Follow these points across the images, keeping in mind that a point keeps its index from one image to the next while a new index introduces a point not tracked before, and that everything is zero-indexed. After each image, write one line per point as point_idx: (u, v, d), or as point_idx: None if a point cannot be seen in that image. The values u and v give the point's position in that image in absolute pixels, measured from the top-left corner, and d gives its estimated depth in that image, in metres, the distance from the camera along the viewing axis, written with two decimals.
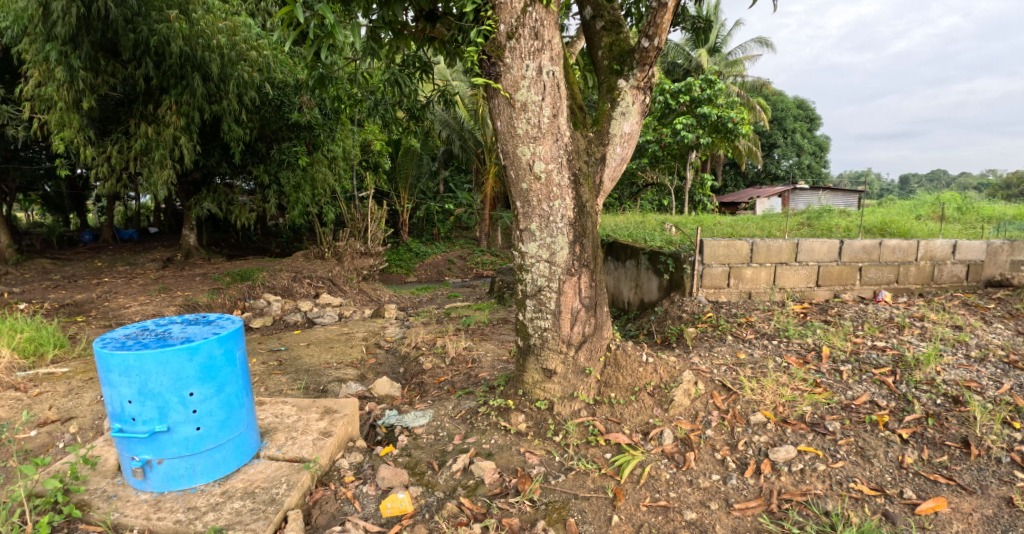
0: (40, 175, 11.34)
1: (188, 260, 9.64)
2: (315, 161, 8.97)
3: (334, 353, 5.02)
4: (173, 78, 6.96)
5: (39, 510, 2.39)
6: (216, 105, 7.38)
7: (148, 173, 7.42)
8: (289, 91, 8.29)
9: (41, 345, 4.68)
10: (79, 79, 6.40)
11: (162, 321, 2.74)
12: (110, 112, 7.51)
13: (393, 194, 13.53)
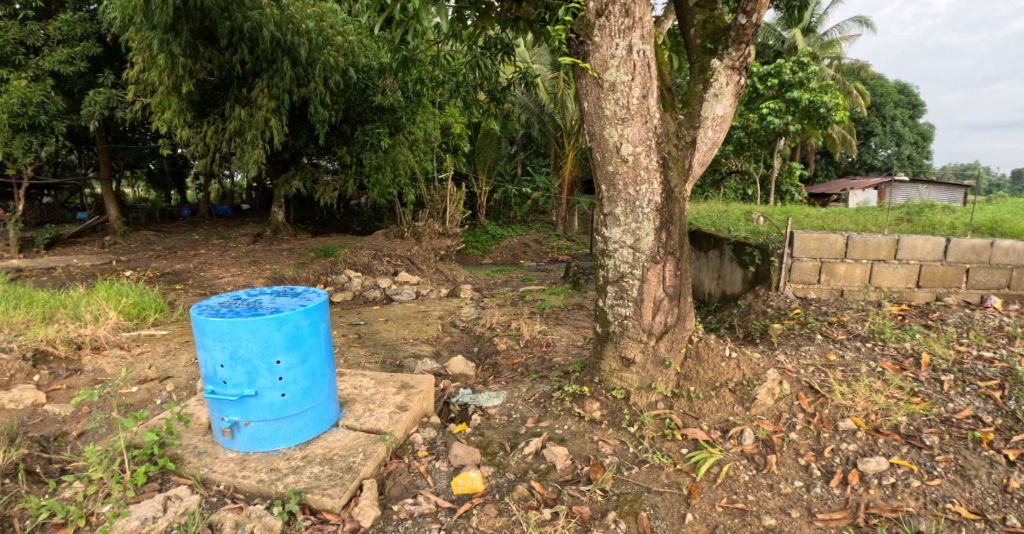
0: (145, 154, 12.39)
1: (276, 235, 10.19)
2: (397, 144, 9.15)
3: (411, 329, 5.15)
4: (264, 62, 7.27)
5: (137, 460, 2.62)
6: (304, 88, 7.67)
7: (240, 153, 7.87)
8: (373, 74, 8.56)
9: (143, 309, 5.12)
10: (180, 65, 6.81)
11: (253, 291, 2.88)
12: (208, 95, 8.00)
13: (471, 177, 13.76)
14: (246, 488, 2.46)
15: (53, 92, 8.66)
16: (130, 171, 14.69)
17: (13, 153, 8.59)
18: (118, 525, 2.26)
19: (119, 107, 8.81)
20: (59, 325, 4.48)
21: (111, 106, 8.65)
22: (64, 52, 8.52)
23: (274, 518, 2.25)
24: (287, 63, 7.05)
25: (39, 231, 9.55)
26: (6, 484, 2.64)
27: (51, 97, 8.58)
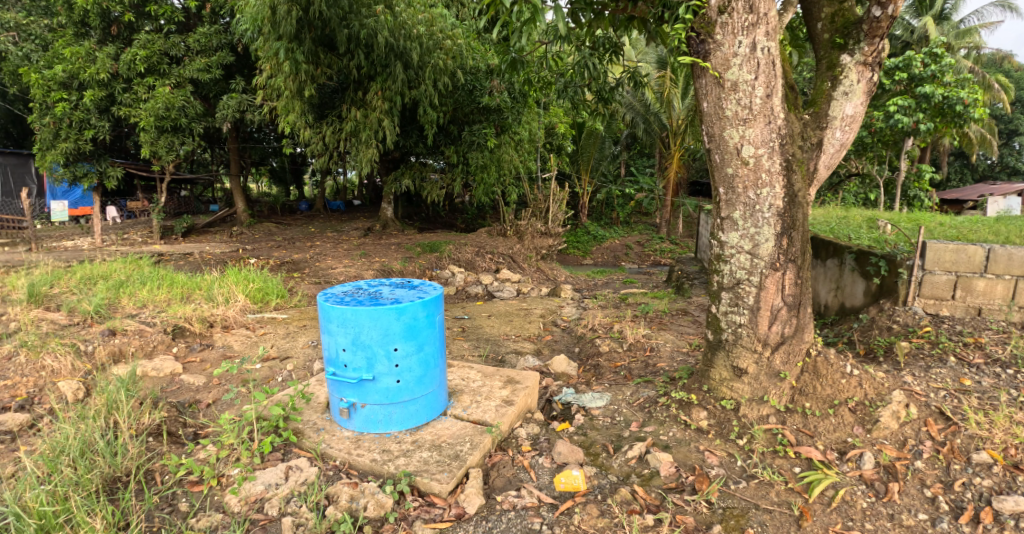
0: (269, 153, 13.58)
1: (384, 230, 10.78)
2: (502, 144, 9.34)
3: (513, 326, 5.28)
4: (379, 66, 7.72)
5: (264, 430, 2.90)
6: (415, 90, 8.08)
7: (355, 151, 8.42)
8: (480, 76, 8.83)
9: (266, 294, 5.66)
10: (303, 71, 7.36)
11: (372, 282, 3.08)
12: (328, 98, 8.64)
13: (575, 177, 13.91)
14: (360, 466, 2.65)
15: (192, 97, 9.70)
16: (255, 169, 16.15)
17: (159, 151, 9.64)
18: (245, 488, 2.55)
19: (248, 110, 9.72)
20: (195, 305, 5.07)
21: (242, 110, 9.59)
22: (202, 62, 9.53)
23: (386, 496, 2.42)
24: (400, 67, 7.44)
25: (178, 221, 10.75)
26: (150, 443, 3.03)
27: (190, 101, 9.63)
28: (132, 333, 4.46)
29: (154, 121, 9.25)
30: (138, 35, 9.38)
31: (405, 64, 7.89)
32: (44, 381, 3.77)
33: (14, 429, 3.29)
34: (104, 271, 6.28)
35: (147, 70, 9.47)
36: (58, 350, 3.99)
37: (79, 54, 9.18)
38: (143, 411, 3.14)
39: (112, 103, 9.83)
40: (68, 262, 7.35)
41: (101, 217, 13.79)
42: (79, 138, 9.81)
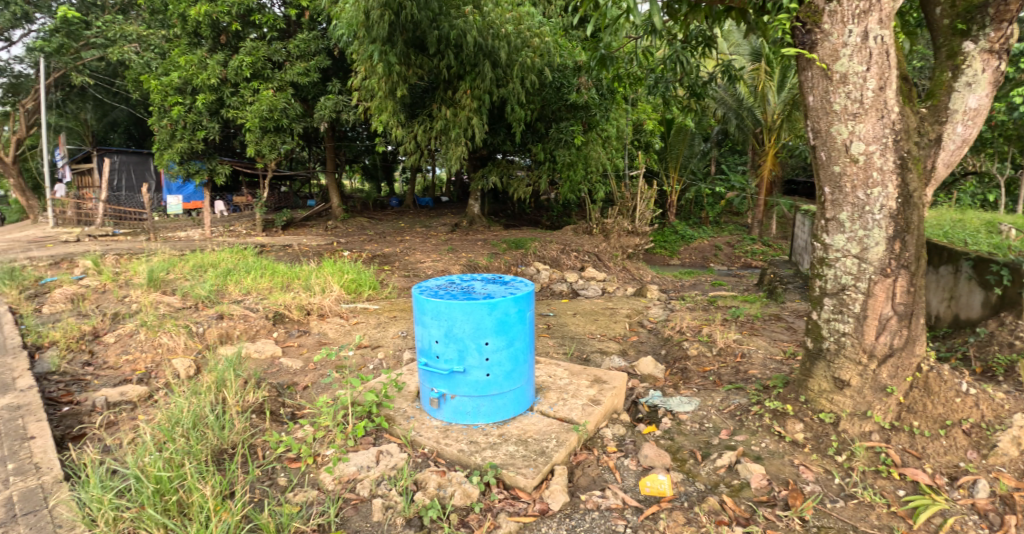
0: (362, 151, 14.31)
1: (471, 226, 11.04)
2: (591, 141, 9.33)
3: (599, 325, 5.38)
4: (468, 65, 7.91)
5: (358, 415, 3.15)
6: (503, 88, 8.25)
7: (445, 149, 8.68)
8: (568, 72, 9.02)
9: (359, 286, 5.95)
10: (395, 73, 7.67)
11: (465, 276, 3.21)
12: (418, 97, 9.12)
13: (662, 174, 13.75)
14: (448, 455, 2.82)
15: (292, 100, 10.38)
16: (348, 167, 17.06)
17: (263, 150, 10.34)
18: (339, 468, 2.78)
19: (343, 110, 10.33)
20: (294, 293, 5.41)
21: (339, 110, 10.24)
22: (301, 66, 10.18)
23: (472, 486, 2.57)
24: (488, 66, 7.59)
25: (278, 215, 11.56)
26: (253, 419, 3.29)
27: (291, 103, 10.32)
28: (237, 317, 4.84)
29: (258, 122, 9.98)
30: (245, 42, 10.09)
31: (494, 63, 8.03)
32: (160, 355, 4.23)
33: (133, 399, 3.75)
34: (214, 260, 6.84)
35: (252, 75, 10.23)
36: (173, 330, 4.44)
37: (193, 62, 10.01)
38: (248, 390, 3.43)
39: (221, 106, 10.70)
40: (182, 252, 8.04)
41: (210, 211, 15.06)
42: (191, 139, 10.81)
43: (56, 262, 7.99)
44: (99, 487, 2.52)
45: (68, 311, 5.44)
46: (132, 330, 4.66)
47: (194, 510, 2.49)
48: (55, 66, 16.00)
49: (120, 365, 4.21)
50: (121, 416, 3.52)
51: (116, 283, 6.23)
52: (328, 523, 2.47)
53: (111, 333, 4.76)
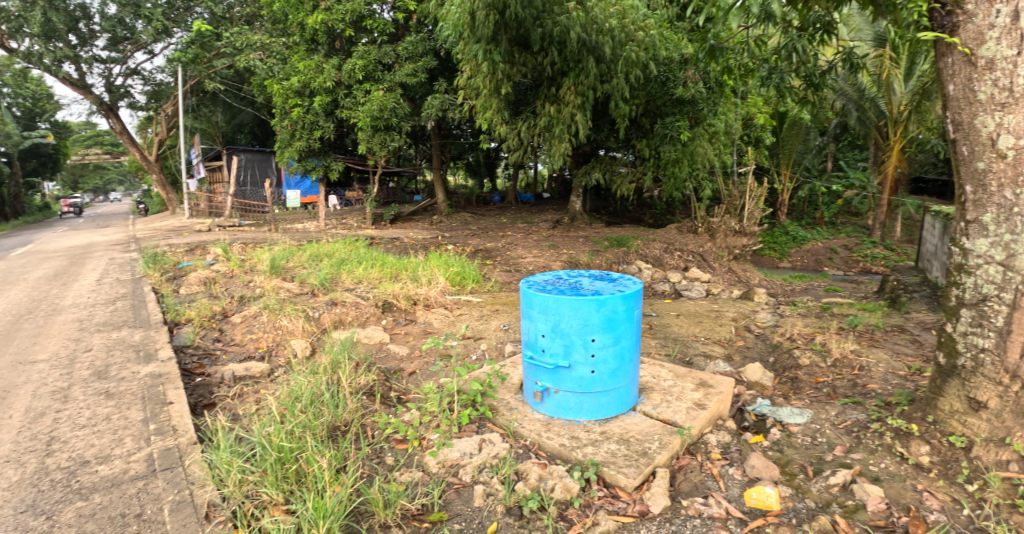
0: (466, 148, 14.76)
1: (573, 223, 11.12)
2: (697, 136, 9.58)
3: (703, 328, 5.30)
4: (572, 61, 8.01)
5: (463, 403, 3.37)
6: (607, 84, 8.29)
7: (547, 146, 8.78)
8: (674, 66, 8.83)
9: (463, 278, 6.19)
10: (499, 71, 7.82)
11: (571, 274, 3.41)
12: (522, 95, 9.32)
13: (773, 171, 13.09)
14: (549, 448, 2.93)
15: (401, 99, 10.92)
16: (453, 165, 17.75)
17: (373, 148, 10.96)
18: (443, 452, 2.96)
19: (448, 109, 10.74)
20: (402, 284, 5.74)
21: (445, 109, 10.69)
22: (410, 67, 10.70)
23: (573, 481, 2.65)
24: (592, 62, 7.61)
25: (387, 209, 12.39)
26: (364, 401, 3.53)
27: (400, 103, 10.84)
28: (348, 304, 5.22)
29: (369, 121, 10.57)
30: (357, 47, 10.82)
31: (598, 59, 8.01)
32: (280, 336, 4.61)
33: (256, 374, 4.12)
34: (329, 251, 7.40)
35: (364, 77, 10.87)
36: (293, 313, 4.85)
37: (310, 66, 10.89)
38: (360, 373, 3.69)
39: (336, 107, 11.48)
40: (300, 242, 8.73)
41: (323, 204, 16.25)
42: (309, 138, 11.69)
43: (191, 250, 8.94)
44: (227, 451, 2.84)
45: (201, 293, 6.13)
46: (255, 313, 5.14)
47: (309, 479, 2.72)
48: (194, 74, 17.91)
49: (245, 343, 4.64)
50: (247, 389, 3.88)
51: (241, 269, 6.91)
52: (432, 503, 2.64)
53: (237, 314, 5.29)
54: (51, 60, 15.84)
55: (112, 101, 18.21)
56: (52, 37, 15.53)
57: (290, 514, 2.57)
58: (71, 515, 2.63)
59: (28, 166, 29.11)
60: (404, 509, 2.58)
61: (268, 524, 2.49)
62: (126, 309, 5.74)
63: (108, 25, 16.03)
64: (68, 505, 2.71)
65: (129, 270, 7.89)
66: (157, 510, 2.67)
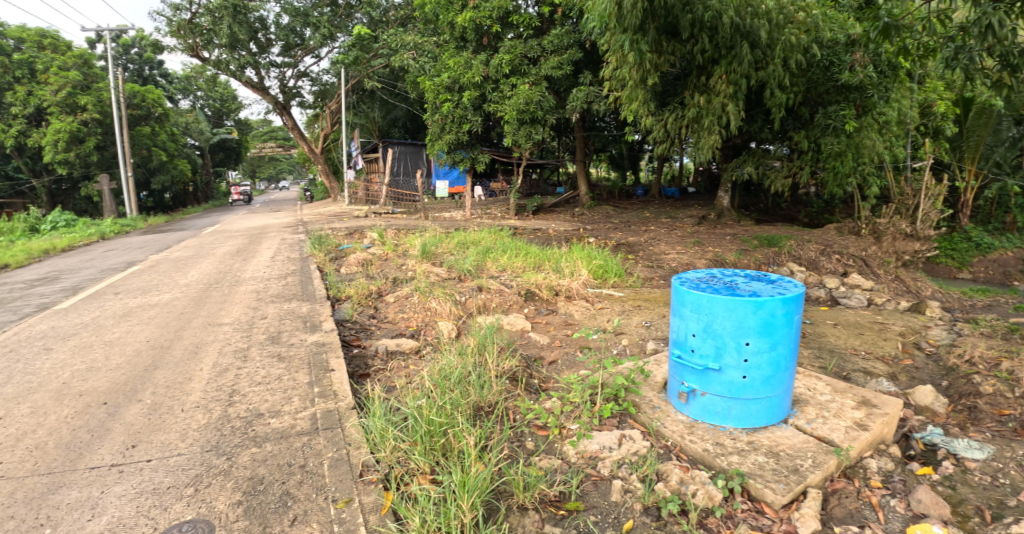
0: (609, 141, 15.18)
1: (720, 219, 11.36)
2: (864, 127, 8.74)
3: (864, 341, 4.78)
4: (724, 49, 7.72)
5: (606, 397, 3.36)
6: (762, 71, 8.02)
7: (697, 138, 8.76)
8: (839, 49, 8.41)
9: (605, 272, 6.29)
10: (646, 60, 7.68)
11: (726, 273, 3.30)
12: (669, 86, 9.42)
13: (954, 166, 11.37)
14: (691, 452, 2.86)
15: (547, 92, 11.07)
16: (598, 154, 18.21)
17: (519, 140, 11.43)
18: (582, 444, 2.97)
19: (593, 101, 10.70)
20: (545, 274, 5.99)
21: (590, 101, 10.67)
22: (556, 60, 10.83)
23: (716, 489, 2.57)
24: (746, 47, 7.29)
25: (530, 201, 13.23)
26: (509, 386, 3.68)
27: (546, 96, 10.97)
28: (493, 291, 5.48)
29: (515, 114, 10.93)
30: (505, 43, 11.25)
31: (753, 44, 7.71)
32: (428, 317, 4.95)
33: (406, 350, 4.45)
34: (475, 239, 7.82)
35: (511, 71, 11.29)
36: (441, 297, 5.18)
37: (460, 63, 11.73)
38: (503, 358, 3.86)
39: (483, 101, 12.17)
40: (446, 230, 9.29)
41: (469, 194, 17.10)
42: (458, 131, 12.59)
43: (350, 233, 9.91)
44: (382, 419, 3.10)
45: (360, 272, 6.76)
46: (407, 293, 5.57)
47: (454, 455, 2.87)
48: (353, 74, 19.74)
49: (396, 321, 5.04)
50: (398, 363, 4.21)
51: (395, 252, 7.52)
52: (570, 492, 2.68)
53: (391, 293, 5.75)
54: (235, 67, 18.23)
55: (285, 100, 20.63)
56: (236, 47, 17.86)
57: (435, 484, 2.73)
58: (248, 459, 3.04)
59: (216, 158, 34.09)
60: (542, 494, 2.64)
61: (416, 491, 2.65)
62: (295, 283, 6.51)
63: (282, 34, 18.18)
64: (244, 449, 3.13)
65: (297, 249, 8.93)
66: (318, 464, 2.98)
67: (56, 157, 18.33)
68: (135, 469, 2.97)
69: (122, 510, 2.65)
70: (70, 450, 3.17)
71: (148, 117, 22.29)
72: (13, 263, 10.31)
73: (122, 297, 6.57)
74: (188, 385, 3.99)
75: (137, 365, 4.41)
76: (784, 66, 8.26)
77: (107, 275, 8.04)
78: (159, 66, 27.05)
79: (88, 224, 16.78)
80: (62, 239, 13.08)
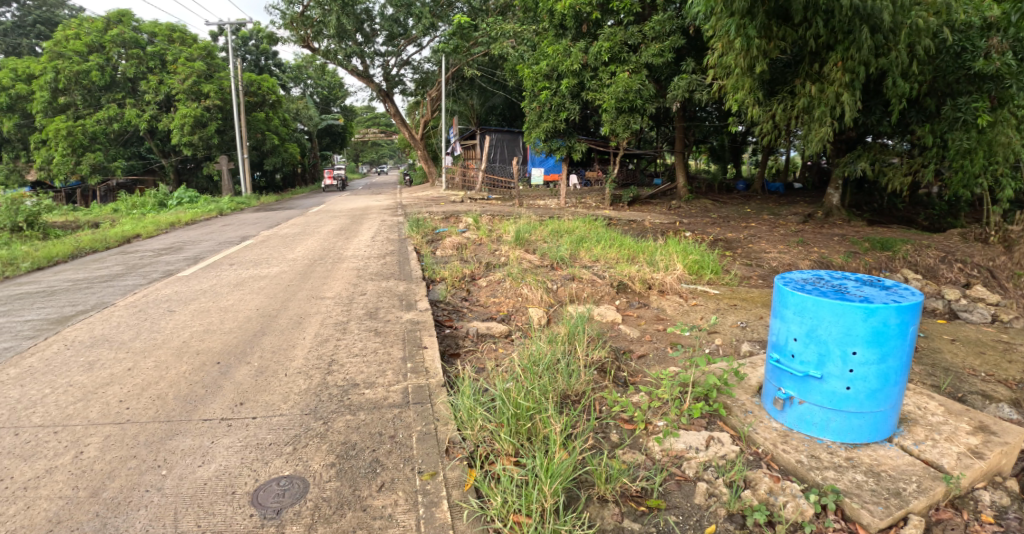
0: (710, 131, 14.71)
1: (827, 218, 10.67)
2: (1000, 121, 7.84)
3: (985, 361, 4.30)
4: (840, 34, 7.14)
5: (697, 396, 3.27)
6: (883, 58, 7.36)
7: (806, 130, 8.21)
8: (974, 32, 7.78)
9: (702, 268, 6.11)
10: (754, 47, 7.27)
11: (835, 275, 3.11)
12: (779, 73, 8.90)
13: None
14: (783, 462, 2.74)
15: (647, 81, 10.85)
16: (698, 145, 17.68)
17: (617, 129, 11.28)
18: (668, 441, 2.91)
19: (696, 90, 10.42)
20: (638, 267, 5.93)
21: (692, 90, 10.38)
22: (657, 47, 10.54)
23: (808, 504, 2.44)
24: (866, 31, 6.71)
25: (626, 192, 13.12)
26: (598, 377, 3.67)
27: (646, 84, 10.78)
28: (585, 281, 5.52)
29: (614, 103, 10.84)
30: (605, 29, 11.11)
31: (874, 28, 7.09)
32: (519, 303, 5.04)
33: (496, 334, 4.55)
34: (569, 228, 7.86)
35: (610, 59, 11.16)
36: (533, 284, 5.26)
37: (559, 51, 11.71)
38: (592, 348, 3.85)
39: (582, 89, 12.09)
40: (540, 218, 9.38)
41: (565, 182, 17.15)
42: (555, 119, 12.58)
43: (447, 217, 10.28)
44: (470, 399, 3.19)
45: (455, 256, 6.99)
46: (500, 279, 5.68)
47: (539, 439, 2.88)
48: (454, 62, 20.36)
49: (488, 305, 5.18)
50: (488, 345, 4.33)
51: (488, 238, 7.68)
52: (652, 489, 2.63)
53: (483, 278, 5.89)
54: (343, 56, 19.30)
55: (388, 88, 21.57)
56: (344, 37, 18.84)
57: (519, 466, 2.76)
58: (342, 425, 3.23)
59: (322, 141, 36.50)
60: (624, 487, 2.61)
61: (500, 471, 2.69)
62: (393, 263, 6.84)
63: (387, 24, 19.04)
64: (339, 416, 3.34)
65: (395, 231, 9.37)
66: (407, 436, 3.11)
67: (183, 139, 20.27)
68: (241, 424, 3.25)
69: (228, 459, 2.90)
70: (187, 402, 3.52)
71: (263, 103, 24.16)
72: (144, 234, 11.58)
73: (236, 267, 7.21)
74: (291, 351, 4.33)
75: (247, 330, 4.84)
76: (910, 52, 7.53)
77: (224, 248, 8.84)
78: (274, 57, 29.18)
79: (209, 201, 18.50)
80: (186, 214, 14.50)
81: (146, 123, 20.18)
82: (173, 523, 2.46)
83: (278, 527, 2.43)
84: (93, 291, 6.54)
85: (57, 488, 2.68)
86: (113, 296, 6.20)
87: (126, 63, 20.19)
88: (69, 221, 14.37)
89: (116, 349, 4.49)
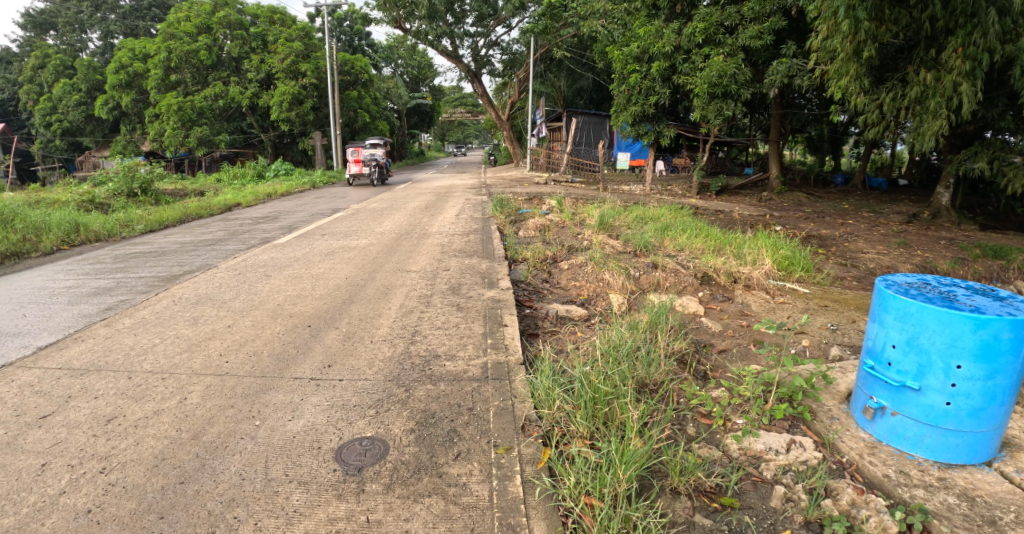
0: (809, 119, 13.87)
1: (934, 219, 9.80)
2: None
3: None
4: (963, 17, 6.48)
5: (780, 397, 3.13)
6: (1011, 44, 6.62)
7: (917, 122, 7.51)
8: None
9: (791, 265, 5.78)
10: (863, 30, 6.74)
11: (942, 281, 2.88)
12: (889, 59, 8.19)
13: None
14: (869, 475, 2.58)
15: (743, 65, 10.37)
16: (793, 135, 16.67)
17: (708, 115, 10.86)
18: (747, 440, 2.81)
19: (796, 75, 9.83)
20: (725, 259, 5.75)
21: (791, 75, 9.83)
22: (756, 29, 10.03)
23: (892, 521, 2.29)
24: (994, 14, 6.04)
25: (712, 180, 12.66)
26: (677, 367, 3.60)
27: (741, 68, 10.32)
28: (668, 270, 5.42)
29: (707, 88, 10.45)
30: (701, 9, 10.70)
31: (1002, 11, 6.38)
32: (600, 288, 5.02)
33: (576, 317, 4.56)
34: (655, 215, 7.71)
35: (705, 41, 10.73)
36: (615, 269, 5.22)
37: (651, 32, 11.40)
38: (674, 338, 3.79)
39: (673, 72, 11.70)
40: (624, 203, 9.26)
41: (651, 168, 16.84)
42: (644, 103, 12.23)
43: (530, 198, 10.36)
44: (549, 379, 3.21)
45: (537, 237, 7.04)
46: (582, 263, 5.67)
47: (615, 425, 2.86)
48: (543, 43, 20.32)
49: (569, 288, 5.19)
50: (566, 328, 4.35)
51: (572, 221, 7.65)
52: (726, 487, 2.56)
53: (565, 261, 5.90)
54: (433, 36, 19.66)
55: (476, 69, 21.80)
56: (435, 18, 19.10)
57: (593, 449, 2.75)
58: (423, 394, 3.36)
59: (410, 120, 37.53)
60: (697, 482, 2.56)
61: (574, 453, 2.68)
62: (475, 241, 6.96)
63: (477, 5, 19.24)
64: (421, 385, 3.47)
65: (477, 210, 9.54)
66: (484, 409, 3.19)
67: (280, 115, 21.51)
68: (329, 385, 3.46)
69: (315, 417, 3.10)
70: (280, 361, 3.78)
71: (356, 82, 25.23)
72: (243, 203, 12.45)
73: (327, 238, 7.60)
74: (377, 320, 4.54)
75: (336, 297, 5.11)
76: None
77: (315, 219, 9.36)
78: (367, 37, 30.22)
79: (302, 174, 19.59)
80: (281, 186, 15.46)
81: (248, 99, 21.56)
82: (264, 470, 2.66)
83: (359, 484, 2.57)
84: (199, 253, 7.12)
85: (162, 429, 2.96)
86: (215, 258, 6.74)
87: (232, 43, 21.61)
88: (179, 188, 15.72)
89: (217, 307, 4.89)
